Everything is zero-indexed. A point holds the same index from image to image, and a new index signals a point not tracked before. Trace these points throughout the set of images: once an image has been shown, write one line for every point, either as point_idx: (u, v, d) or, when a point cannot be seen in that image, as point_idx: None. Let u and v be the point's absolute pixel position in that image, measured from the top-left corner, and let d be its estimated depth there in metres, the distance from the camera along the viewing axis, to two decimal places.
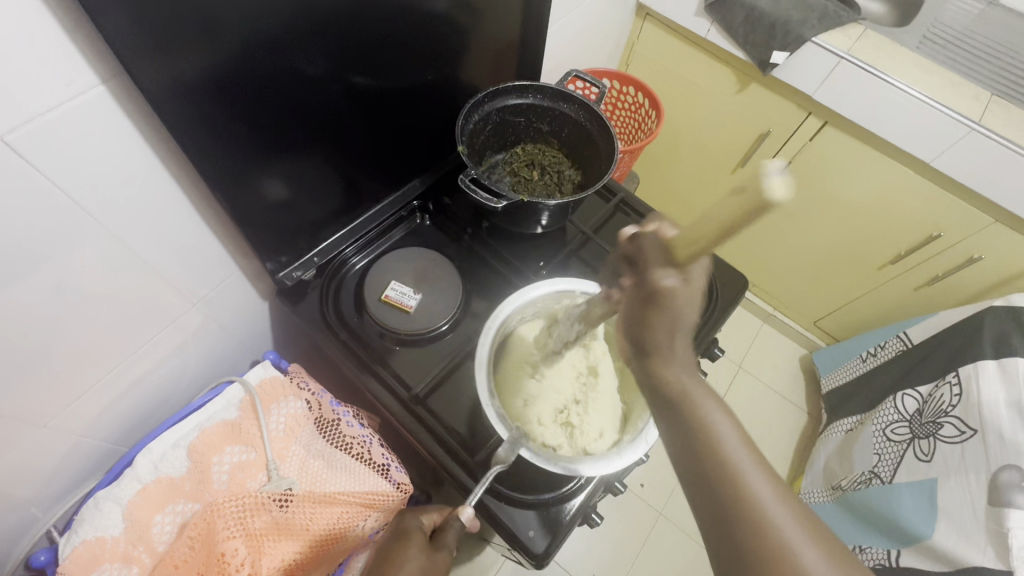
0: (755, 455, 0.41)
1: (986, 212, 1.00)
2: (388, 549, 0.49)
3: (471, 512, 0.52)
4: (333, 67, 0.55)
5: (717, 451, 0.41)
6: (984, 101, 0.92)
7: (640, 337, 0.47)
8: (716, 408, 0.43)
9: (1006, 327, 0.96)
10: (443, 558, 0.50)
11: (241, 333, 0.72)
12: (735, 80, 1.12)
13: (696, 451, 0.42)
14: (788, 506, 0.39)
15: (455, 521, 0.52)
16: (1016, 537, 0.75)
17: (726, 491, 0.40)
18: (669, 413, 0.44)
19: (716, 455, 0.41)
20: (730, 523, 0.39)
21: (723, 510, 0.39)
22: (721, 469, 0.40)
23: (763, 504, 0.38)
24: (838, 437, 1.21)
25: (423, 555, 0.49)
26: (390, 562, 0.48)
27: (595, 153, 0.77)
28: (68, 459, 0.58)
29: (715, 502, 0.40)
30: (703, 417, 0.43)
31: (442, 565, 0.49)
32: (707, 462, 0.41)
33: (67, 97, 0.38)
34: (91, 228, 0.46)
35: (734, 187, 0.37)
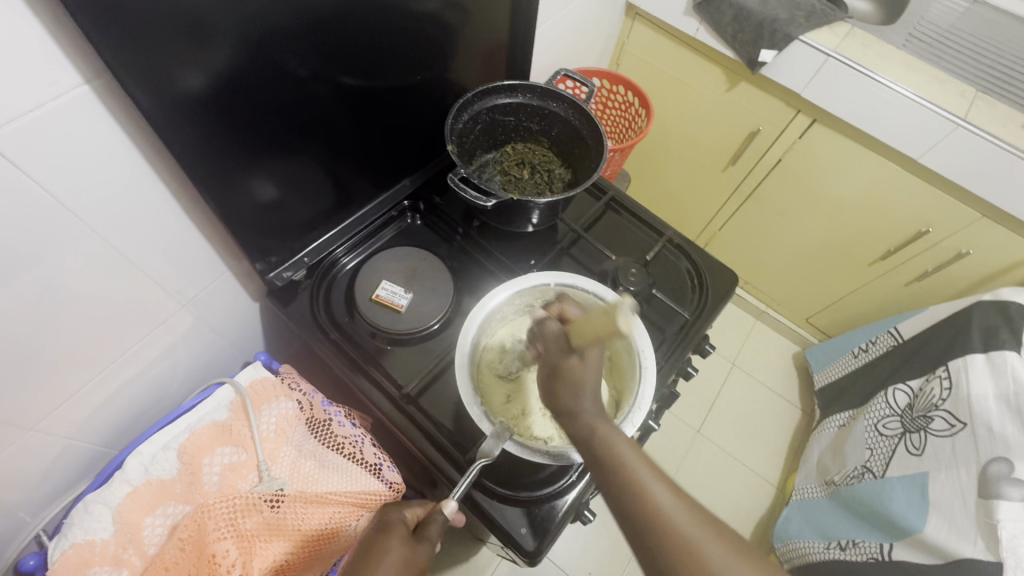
0: (659, 473, 0.44)
1: (973, 208, 1.01)
2: (370, 541, 0.49)
3: (453, 504, 0.53)
4: (322, 67, 0.55)
5: (630, 475, 0.44)
6: (970, 97, 0.94)
7: (553, 401, 0.50)
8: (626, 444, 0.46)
9: (994, 322, 0.97)
10: (425, 551, 0.50)
11: (231, 335, 0.72)
12: (724, 79, 1.13)
13: (610, 478, 0.44)
14: (696, 519, 0.42)
15: (438, 513, 0.52)
16: (1006, 529, 0.75)
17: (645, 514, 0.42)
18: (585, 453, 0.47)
19: (626, 479, 0.44)
20: (649, 543, 0.41)
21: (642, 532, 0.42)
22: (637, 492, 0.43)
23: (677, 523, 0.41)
24: (831, 432, 1.22)
25: (404, 547, 0.49)
26: (370, 555, 0.48)
27: (584, 151, 0.77)
28: (57, 463, 0.58)
29: (634, 524, 0.42)
30: (616, 452, 0.45)
31: (423, 558, 0.50)
32: (627, 490, 0.43)
33: (52, 97, 0.38)
34: (78, 229, 0.45)
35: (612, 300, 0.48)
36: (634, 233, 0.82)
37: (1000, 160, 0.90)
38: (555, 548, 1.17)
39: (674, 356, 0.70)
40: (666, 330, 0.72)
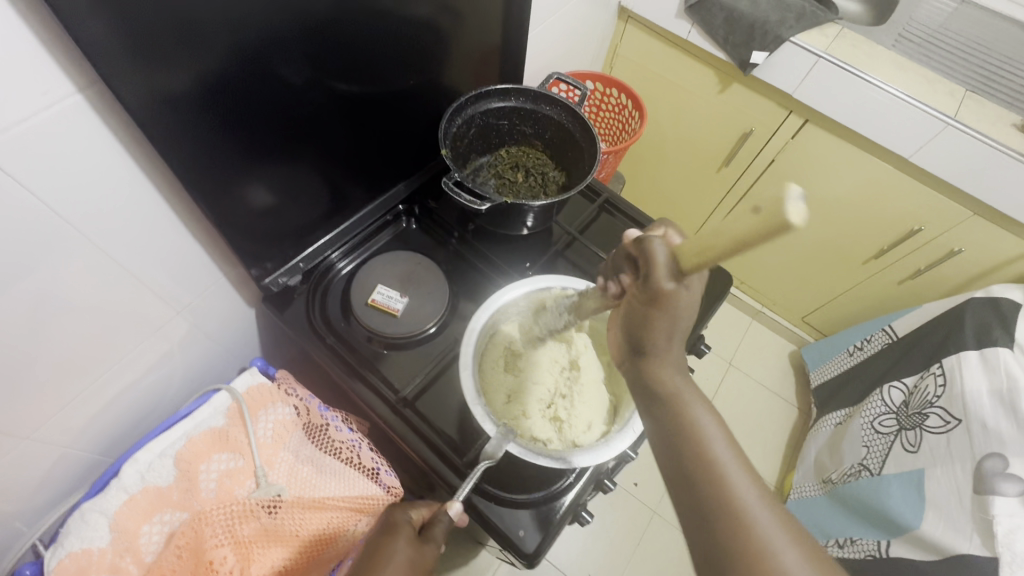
0: (746, 468, 0.42)
1: (964, 206, 1.02)
2: (376, 544, 0.50)
3: (458, 506, 0.52)
4: (316, 74, 0.56)
5: (700, 454, 0.42)
6: (959, 97, 0.95)
7: (639, 335, 0.47)
8: (707, 415, 0.45)
9: (987, 318, 0.98)
10: (431, 551, 0.51)
11: (227, 341, 0.72)
12: (717, 81, 1.14)
13: (684, 461, 0.42)
14: (780, 523, 0.39)
15: (444, 513, 0.52)
16: (1001, 525, 0.75)
17: (718, 506, 0.39)
18: (660, 418, 0.46)
19: (705, 464, 0.42)
20: (719, 537, 0.39)
21: (711, 523, 0.39)
22: (712, 486, 0.40)
23: (756, 521, 0.38)
24: (828, 431, 1.22)
25: (410, 548, 0.50)
26: (378, 558, 0.49)
27: (577, 154, 0.77)
28: (53, 473, 0.58)
29: (705, 512, 0.40)
30: (694, 421, 0.44)
31: (430, 559, 0.51)
32: (695, 462, 0.42)
33: (44, 107, 0.38)
34: (71, 238, 0.46)
35: (751, 206, 0.35)
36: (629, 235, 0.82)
37: (990, 158, 0.91)
38: (554, 549, 1.17)
39: None
40: None
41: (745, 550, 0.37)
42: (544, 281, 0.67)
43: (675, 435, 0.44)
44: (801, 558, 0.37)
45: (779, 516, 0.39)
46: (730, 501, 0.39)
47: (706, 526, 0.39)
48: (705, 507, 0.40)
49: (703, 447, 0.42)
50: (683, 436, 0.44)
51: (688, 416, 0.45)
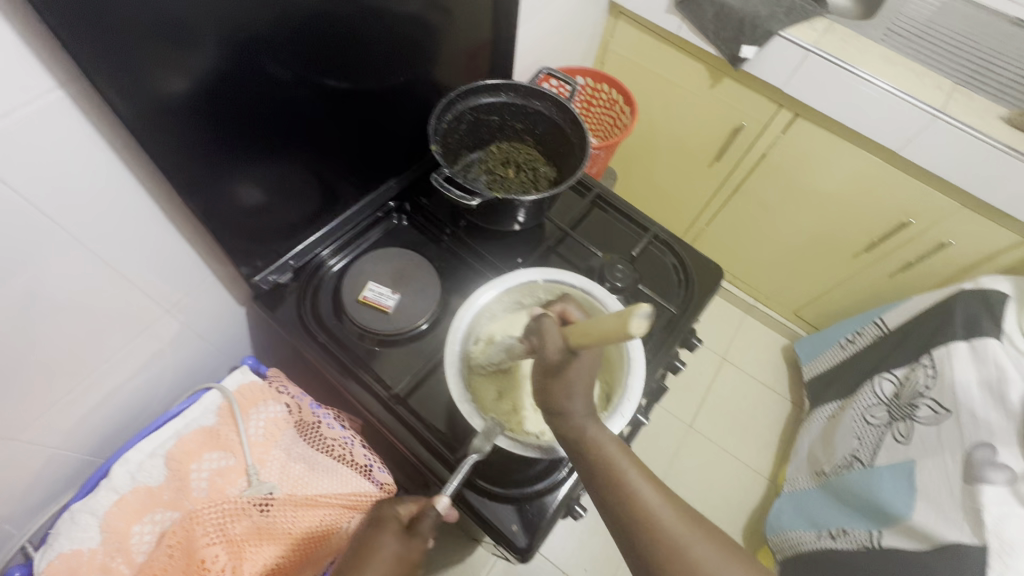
0: (656, 487, 0.48)
1: (952, 199, 1.03)
2: (363, 537, 0.52)
3: (446, 500, 0.52)
4: (305, 70, 0.55)
5: (619, 490, 0.47)
6: (947, 90, 0.96)
7: (545, 398, 0.51)
8: (620, 452, 0.49)
9: (976, 310, 0.99)
10: (419, 546, 0.51)
11: (218, 340, 0.71)
12: (708, 76, 1.14)
13: (610, 494, 0.48)
14: (686, 526, 0.46)
15: (432, 509, 0.52)
16: (990, 513, 0.76)
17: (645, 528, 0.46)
18: (579, 462, 0.50)
19: (623, 493, 0.47)
20: (644, 550, 0.45)
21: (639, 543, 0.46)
22: (637, 508, 0.47)
23: (672, 532, 0.46)
24: (820, 424, 1.23)
25: (397, 541, 0.51)
26: (363, 551, 0.50)
27: (568, 149, 0.77)
28: (42, 473, 0.57)
29: (632, 537, 0.46)
30: (610, 460, 0.48)
31: (416, 554, 0.51)
32: (617, 497, 0.47)
33: (27, 102, 0.38)
34: (58, 236, 0.45)
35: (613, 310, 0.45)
36: (621, 229, 0.82)
37: (977, 151, 0.92)
38: (550, 545, 1.18)
39: (660, 352, 0.70)
40: (653, 326, 0.72)
41: (665, 557, 0.45)
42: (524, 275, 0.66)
43: (596, 474, 0.48)
44: (711, 547, 0.46)
45: (686, 518, 0.47)
46: (649, 520, 0.46)
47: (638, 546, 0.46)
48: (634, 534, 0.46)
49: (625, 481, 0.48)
50: (604, 476, 0.48)
51: (608, 452, 0.49)
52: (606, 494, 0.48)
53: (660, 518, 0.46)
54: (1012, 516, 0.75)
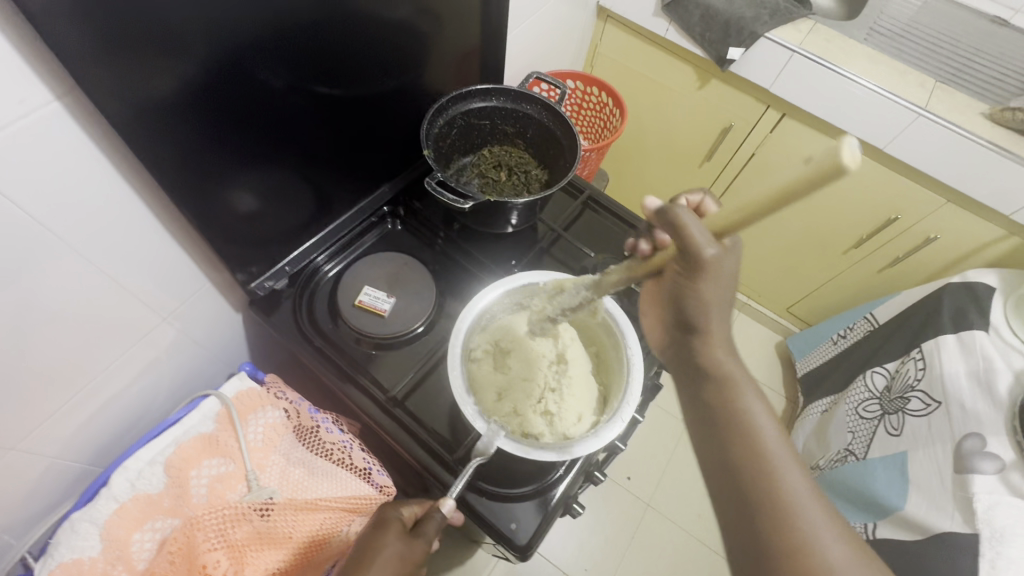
0: (788, 445, 0.44)
1: (938, 194, 1.04)
2: (367, 538, 0.51)
3: (452, 503, 0.53)
4: (296, 78, 0.56)
5: (740, 426, 0.45)
6: (929, 88, 0.98)
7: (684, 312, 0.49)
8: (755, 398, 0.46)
9: (964, 303, 1.00)
10: (422, 547, 0.51)
11: (215, 347, 0.72)
12: (696, 77, 1.16)
13: (727, 435, 0.45)
14: (812, 492, 0.41)
15: (438, 511, 0.53)
16: (980, 501, 0.77)
17: (771, 500, 0.40)
18: (704, 393, 0.48)
19: (761, 463, 0.42)
20: (748, 491, 0.42)
21: (758, 517, 0.40)
22: (765, 482, 0.41)
23: (804, 517, 0.39)
24: (814, 418, 1.25)
25: (401, 542, 0.51)
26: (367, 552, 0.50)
27: (558, 152, 0.78)
28: (40, 484, 0.57)
29: (739, 479, 0.42)
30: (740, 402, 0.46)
31: (420, 555, 0.51)
32: (739, 436, 0.44)
33: (22, 114, 0.38)
34: (53, 245, 0.45)
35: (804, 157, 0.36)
36: (614, 231, 0.83)
37: (961, 146, 0.93)
38: (550, 546, 1.18)
39: None
40: None
41: (773, 514, 0.40)
42: (522, 279, 0.67)
43: (726, 434, 0.45)
44: (847, 549, 0.39)
45: (828, 511, 0.40)
46: (782, 496, 0.40)
47: (752, 517, 0.41)
48: (755, 505, 0.41)
49: (759, 453, 0.43)
50: (738, 439, 0.44)
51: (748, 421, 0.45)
52: (735, 457, 0.43)
53: (794, 498, 0.40)
54: (1003, 503, 0.75)
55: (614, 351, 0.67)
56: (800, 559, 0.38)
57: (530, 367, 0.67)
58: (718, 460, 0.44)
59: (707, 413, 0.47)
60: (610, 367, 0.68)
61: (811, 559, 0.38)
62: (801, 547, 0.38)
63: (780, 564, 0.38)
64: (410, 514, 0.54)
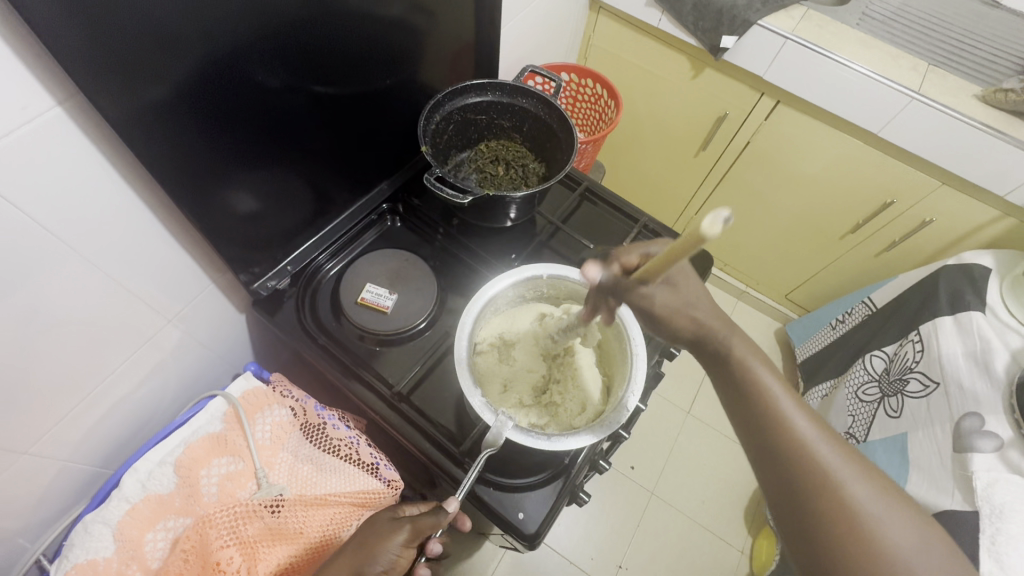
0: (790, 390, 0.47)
1: (933, 177, 1.05)
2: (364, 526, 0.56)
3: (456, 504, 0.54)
4: (293, 77, 0.56)
5: (745, 377, 0.48)
6: (921, 72, 0.98)
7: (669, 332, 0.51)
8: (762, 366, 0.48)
9: (960, 284, 1.01)
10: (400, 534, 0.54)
11: (220, 348, 0.72)
12: (690, 67, 1.16)
13: (737, 388, 0.48)
14: (818, 427, 0.44)
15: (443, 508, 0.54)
16: (980, 479, 0.77)
17: (794, 449, 0.43)
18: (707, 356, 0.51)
19: (770, 409, 0.45)
20: (763, 434, 0.45)
21: (784, 466, 0.43)
22: (788, 435, 0.44)
23: (825, 461, 0.42)
24: (815, 403, 1.26)
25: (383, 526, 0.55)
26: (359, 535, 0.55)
27: (555, 144, 0.79)
28: (52, 488, 0.58)
29: (754, 426, 0.46)
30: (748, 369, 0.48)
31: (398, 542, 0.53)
32: (748, 387, 0.47)
33: (22, 121, 0.39)
34: (57, 250, 0.46)
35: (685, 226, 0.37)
36: (613, 223, 0.84)
37: (954, 128, 0.94)
38: (556, 537, 1.19)
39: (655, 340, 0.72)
40: None
41: (789, 454, 0.43)
42: (526, 270, 0.67)
43: (745, 396, 0.47)
44: (868, 486, 0.41)
45: (837, 442, 0.44)
46: (803, 447, 0.43)
47: (779, 467, 0.44)
48: (779, 456, 0.44)
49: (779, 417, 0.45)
50: (756, 399, 0.46)
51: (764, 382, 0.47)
52: (756, 416, 0.46)
53: (805, 435, 0.44)
54: (1002, 481, 0.76)
55: (615, 339, 0.67)
56: (824, 493, 0.41)
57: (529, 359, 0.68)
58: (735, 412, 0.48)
59: (718, 370, 0.50)
60: (613, 356, 0.68)
61: (831, 489, 0.41)
62: (826, 490, 0.41)
63: (806, 498, 0.42)
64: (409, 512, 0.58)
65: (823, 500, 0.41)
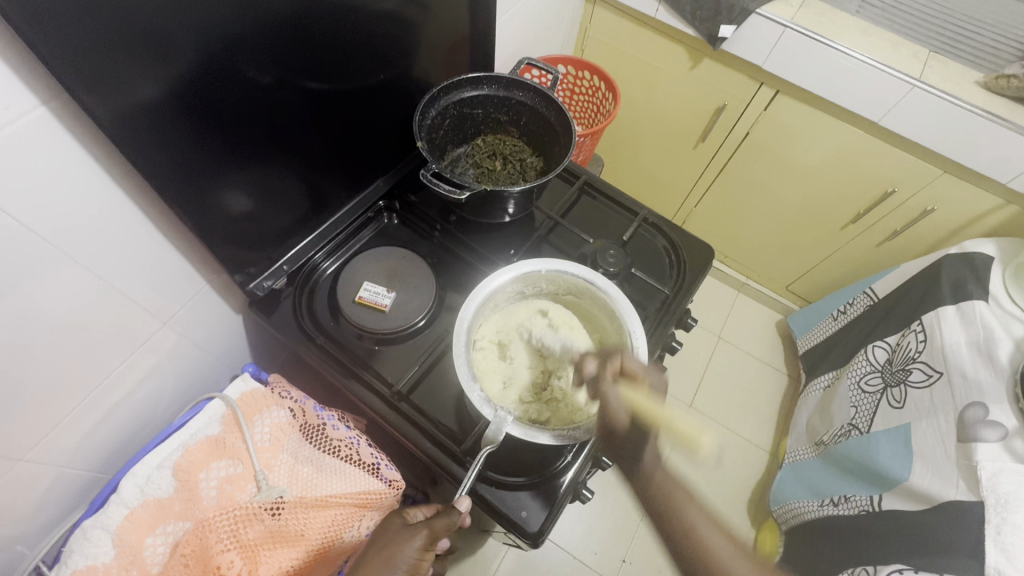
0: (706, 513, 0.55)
1: (934, 165, 1.04)
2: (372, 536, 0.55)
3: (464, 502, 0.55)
4: (285, 73, 0.55)
5: (671, 506, 0.54)
6: (922, 59, 0.97)
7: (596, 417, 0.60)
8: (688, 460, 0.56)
9: (962, 272, 1.00)
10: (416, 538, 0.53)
11: (217, 349, 0.71)
12: (688, 58, 1.14)
13: (658, 510, 0.55)
14: (728, 541, 0.53)
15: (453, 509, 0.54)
16: (985, 469, 0.77)
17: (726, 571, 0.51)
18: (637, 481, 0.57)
19: (693, 537, 0.53)
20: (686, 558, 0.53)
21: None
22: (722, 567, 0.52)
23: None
24: (818, 394, 1.26)
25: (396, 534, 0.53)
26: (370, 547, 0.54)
27: (552, 138, 0.78)
28: (50, 493, 0.57)
29: (680, 556, 0.53)
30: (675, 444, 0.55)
31: (416, 546, 0.52)
32: (668, 512, 0.54)
33: (7, 121, 0.38)
34: (48, 254, 0.45)
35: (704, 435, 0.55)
36: (612, 216, 0.83)
37: (955, 116, 0.93)
38: (560, 533, 1.19)
39: (656, 334, 0.71)
40: (648, 310, 0.73)
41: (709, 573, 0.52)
42: (524, 267, 0.66)
43: (669, 526, 0.53)
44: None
45: (743, 553, 0.52)
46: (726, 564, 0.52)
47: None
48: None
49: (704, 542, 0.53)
50: (678, 528, 0.53)
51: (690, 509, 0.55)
52: (680, 543, 0.53)
53: (719, 554, 0.52)
54: (1007, 470, 0.75)
55: (616, 332, 0.66)
56: None
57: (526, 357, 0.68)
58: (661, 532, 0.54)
59: (645, 494, 0.56)
60: (613, 351, 0.68)
61: None
62: None
63: None
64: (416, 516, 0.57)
65: None
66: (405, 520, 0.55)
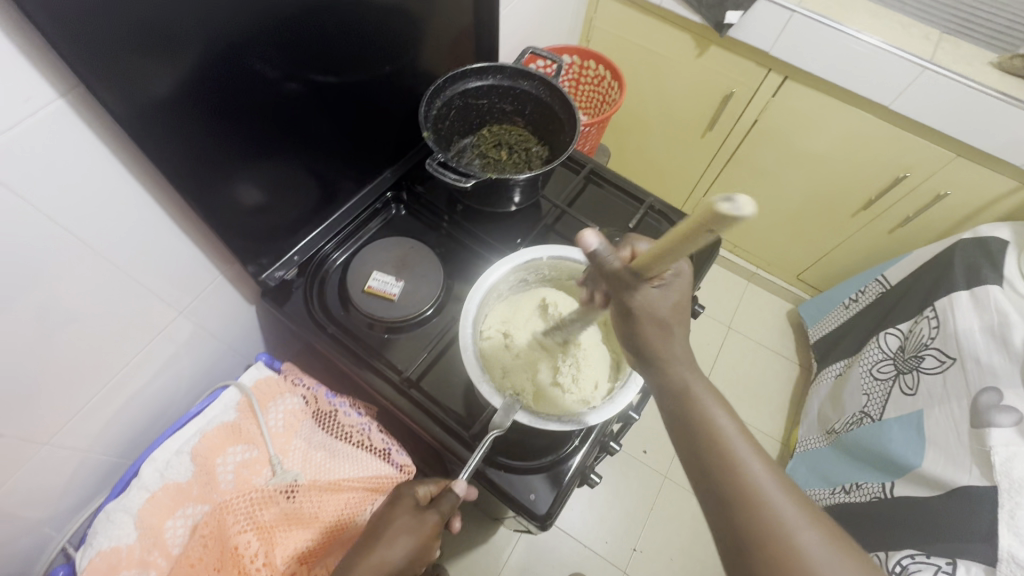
0: (748, 440, 0.44)
1: (947, 148, 1.02)
2: (383, 512, 0.54)
3: (463, 484, 0.54)
4: (292, 67, 0.56)
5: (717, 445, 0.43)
6: (932, 41, 0.96)
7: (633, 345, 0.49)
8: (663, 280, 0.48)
9: (976, 257, 0.99)
10: (432, 520, 0.53)
11: (230, 339, 0.73)
12: (694, 44, 1.13)
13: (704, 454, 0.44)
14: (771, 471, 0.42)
15: (450, 491, 0.55)
16: (998, 454, 0.76)
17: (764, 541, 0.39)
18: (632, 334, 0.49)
19: (738, 476, 0.42)
20: (720, 484, 0.42)
21: (738, 544, 0.40)
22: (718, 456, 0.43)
23: (758, 484, 0.41)
24: (829, 383, 1.25)
25: (410, 516, 0.53)
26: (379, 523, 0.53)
27: (557, 125, 0.78)
28: (75, 477, 0.59)
29: (721, 495, 0.42)
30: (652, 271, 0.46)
31: (431, 529, 0.53)
32: (722, 465, 0.42)
33: (29, 115, 0.39)
34: (70, 245, 0.46)
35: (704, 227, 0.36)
36: (618, 205, 0.83)
37: (968, 98, 0.91)
38: (571, 522, 1.20)
39: None
40: None
41: (741, 493, 0.41)
42: (520, 258, 0.66)
43: (702, 453, 0.44)
44: (822, 538, 0.39)
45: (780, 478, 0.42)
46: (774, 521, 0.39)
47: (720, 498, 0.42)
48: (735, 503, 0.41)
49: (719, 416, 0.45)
50: (709, 452, 0.43)
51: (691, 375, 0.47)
52: (719, 481, 0.42)
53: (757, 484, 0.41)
54: (1021, 454, 0.74)
55: None
56: (751, 504, 0.40)
57: (530, 349, 0.66)
58: (701, 478, 0.44)
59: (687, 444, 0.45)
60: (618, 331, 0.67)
61: (758, 505, 0.40)
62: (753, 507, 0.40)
63: (741, 517, 0.40)
64: (425, 494, 0.56)
65: (753, 515, 0.40)
66: (416, 502, 0.55)
